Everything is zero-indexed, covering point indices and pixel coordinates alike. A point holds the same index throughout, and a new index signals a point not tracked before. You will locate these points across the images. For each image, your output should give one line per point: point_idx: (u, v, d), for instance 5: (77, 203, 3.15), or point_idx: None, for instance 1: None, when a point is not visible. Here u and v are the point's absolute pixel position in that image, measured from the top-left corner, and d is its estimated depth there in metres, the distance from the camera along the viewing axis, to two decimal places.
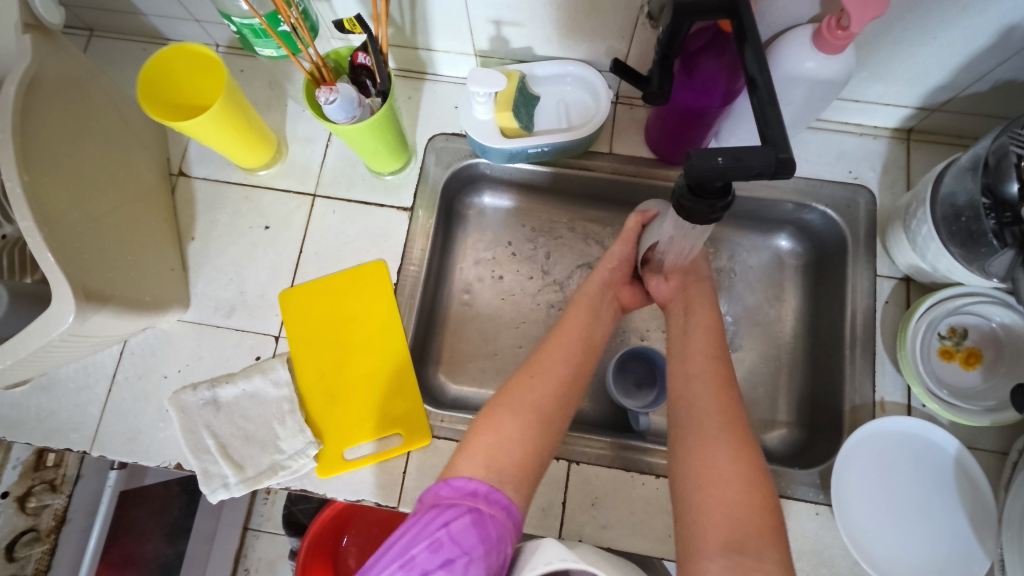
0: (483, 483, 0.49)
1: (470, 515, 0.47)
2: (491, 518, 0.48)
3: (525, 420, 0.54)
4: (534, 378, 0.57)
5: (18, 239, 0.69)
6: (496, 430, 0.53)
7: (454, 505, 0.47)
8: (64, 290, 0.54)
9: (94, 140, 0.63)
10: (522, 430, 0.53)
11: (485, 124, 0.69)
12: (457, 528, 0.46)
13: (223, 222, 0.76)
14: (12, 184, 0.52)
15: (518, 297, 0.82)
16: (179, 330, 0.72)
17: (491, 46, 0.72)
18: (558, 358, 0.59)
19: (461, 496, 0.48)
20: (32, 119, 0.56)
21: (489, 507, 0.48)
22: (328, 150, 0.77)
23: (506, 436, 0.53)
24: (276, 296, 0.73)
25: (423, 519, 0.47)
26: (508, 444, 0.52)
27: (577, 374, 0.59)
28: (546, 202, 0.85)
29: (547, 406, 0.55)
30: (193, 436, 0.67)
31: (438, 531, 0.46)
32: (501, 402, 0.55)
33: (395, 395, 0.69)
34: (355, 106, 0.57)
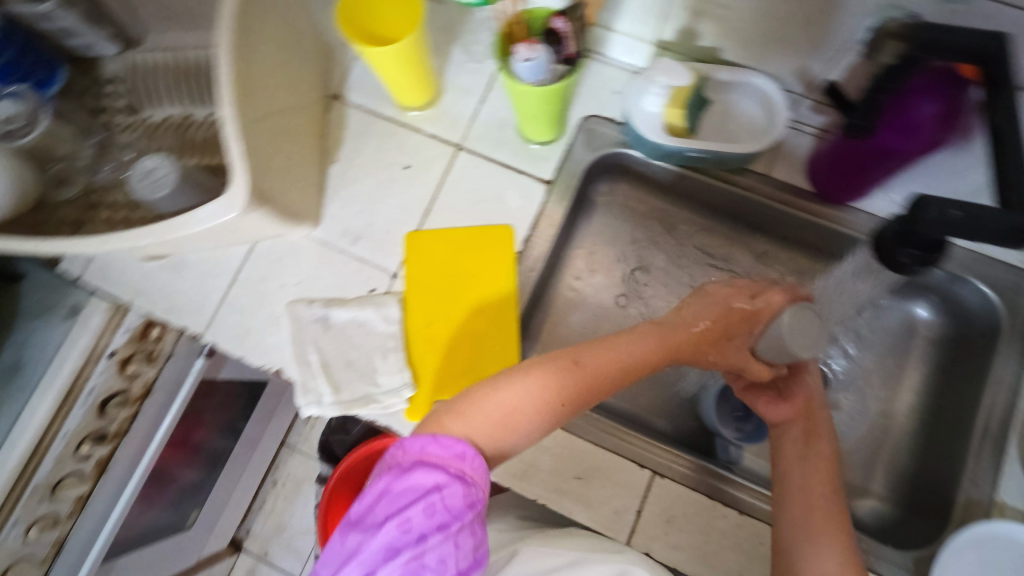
0: (461, 441, 0.46)
1: (455, 480, 0.45)
2: (473, 484, 0.45)
3: (531, 404, 0.50)
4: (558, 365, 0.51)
5: (181, 123, 0.75)
6: (494, 406, 0.49)
7: (444, 469, 0.44)
8: (238, 185, 0.56)
9: (278, 46, 0.65)
10: (514, 411, 0.49)
11: (652, 117, 0.68)
12: (449, 491, 0.44)
13: (368, 152, 0.77)
14: (222, 70, 0.54)
15: (628, 295, 0.81)
16: (305, 245, 0.74)
17: (675, 39, 0.70)
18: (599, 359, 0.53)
19: (448, 457, 0.45)
20: (245, 11, 0.58)
21: (472, 472, 0.46)
22: (482, 105, 0.77)
23: (498, 413, 0.49)
24: (402, 236, 0.74)
25: (410, 475, 0.44)
26: (501, 421, 0.49)
27: (615, 380, 0.53)
28: (677, 208, 0.82)
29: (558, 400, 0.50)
30: (300, 348, 0.69)
31: (432, 492, 0.43)
32: (511, 380, 0.51)
33: (493, 362, 0.69)
34: (546, 70, 0.56)
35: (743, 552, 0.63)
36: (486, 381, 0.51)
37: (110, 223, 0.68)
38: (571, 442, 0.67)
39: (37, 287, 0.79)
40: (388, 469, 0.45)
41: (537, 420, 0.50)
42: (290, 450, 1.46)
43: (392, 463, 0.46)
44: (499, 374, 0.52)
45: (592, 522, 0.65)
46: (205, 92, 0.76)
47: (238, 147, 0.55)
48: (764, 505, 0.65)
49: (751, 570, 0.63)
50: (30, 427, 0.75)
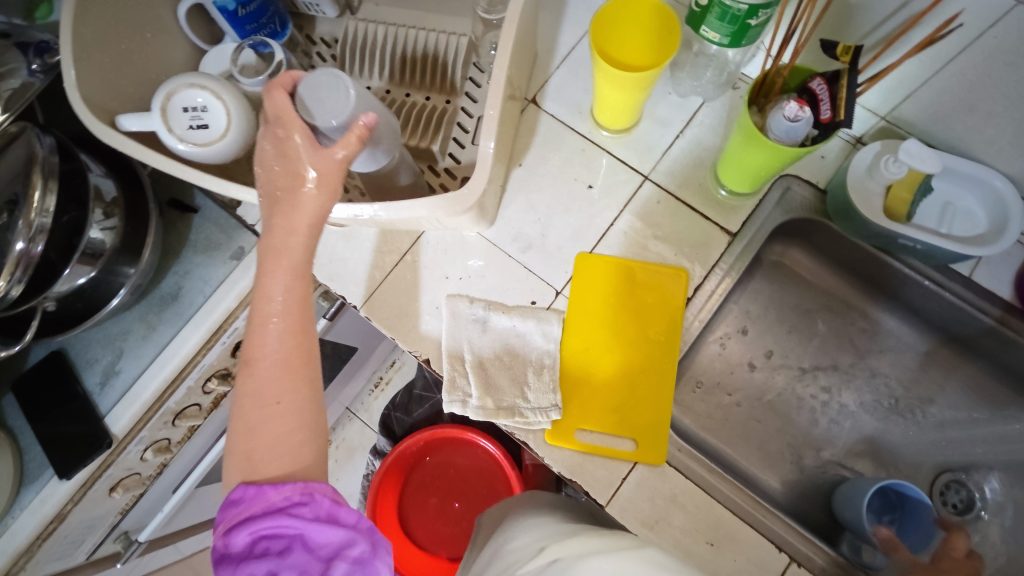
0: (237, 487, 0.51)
1: (267, 511, 0.49)
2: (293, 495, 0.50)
3: (275, 394, 0.52)
4: (265, 352, 0.53)
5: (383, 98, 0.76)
6: (256, 407, 0.52)
7: (244, 515, 0.50)
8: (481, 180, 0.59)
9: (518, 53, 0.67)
10: (278, 400, 0.52)
11: (874, 194, 0.64)
12: (268, 531, 0.49)
13: (553, 163, 0.76)
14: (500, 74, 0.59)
15: (776, 363, 0.78)
16: (475, 241, 0.74)
17: (913, 117, 0.66)
18: (269, 343, 0.53)
19: (238, 507, 0.50)
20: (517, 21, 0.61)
21: (286, 494, 0.50)
22: (678, 140, 0.75)
23: (269, 411, 0.52)
24: (573, 254, 0.73)
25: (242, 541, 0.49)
26: (279, 415, 0.52)
27: (294, 345, 0.53)
28: (844, 286, 0.79)
29: (291, 371, 0.53)
30: (455, 344, 0.69)
31: (257, 540, 0.49)
32: (252, 373, 0.53)
33: (645, 404, 0.67)
34: (801, 134, 0.55)
35: None
36: (236, 400, 0.54)
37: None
38: (709, 505, 0.65)
39: (204, 222, 0.81)
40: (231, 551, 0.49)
41: (286, 402, 0.53)
42: (350, 415, 1.47)
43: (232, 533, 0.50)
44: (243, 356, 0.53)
45: None
46: (412, 71, 0.76)
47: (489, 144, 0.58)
48: None
49: None
50: (181, 353, 0.77)
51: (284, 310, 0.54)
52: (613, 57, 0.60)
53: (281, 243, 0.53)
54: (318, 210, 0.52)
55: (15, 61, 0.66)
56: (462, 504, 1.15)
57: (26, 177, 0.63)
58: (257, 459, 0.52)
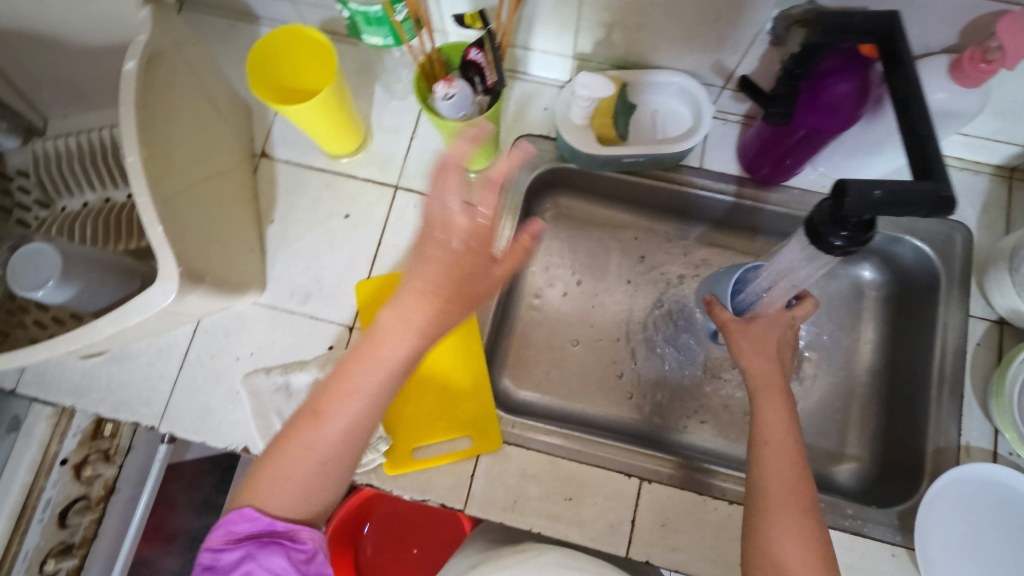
0: (290, 525, 0.47)
1: (269, 542, 0.46)
2: (289, 535, 0.47)
3: (333, 453, 0.48)
4: (342, 413, 0.48)
5: (104, 208, 0.72)
6: (300, 462, 0.47)
7: (250, 541, 0.46)
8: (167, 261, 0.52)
9: (196, 127, 0.63)
10: (323, 463, 0.48)
11: (582, 130, 0.68)
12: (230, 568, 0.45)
13: (303, 207, 0.75)
14: (131, 157, 0.51)
15: (589, 305, 0.81)
16: (253, 312, 0.71)
17: (592, 50, 0.70)
18: (349, 403, 0.48)
19: (262, 528, 0.47)
20: (154, 93, 0.56)
21: (279, 531, 0.47)
22: (412, 142, 0.76)
23: (315, 468, 0.48)
24: (352, 286, 0.72)
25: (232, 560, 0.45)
26: (322, 475, 0.48)
27: (375, 405, 0.48)
28: (621, 212, 0.83)
29: (352, 445, 0.49)
30: (265, 421, 0.66)
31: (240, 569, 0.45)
32: (312, 429, 0.48)
33: (467, 398, 0.69)
34: (468, 104, 0.56)
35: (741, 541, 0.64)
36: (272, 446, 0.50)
37: (43, 325, 0.66)
38: (556, 464, 0.67)
39: None
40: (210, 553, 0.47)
41: (344, 463, 0.49)
42: None
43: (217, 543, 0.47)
44: (315, 403, 0.48)
45: (590, 541, 0.65)
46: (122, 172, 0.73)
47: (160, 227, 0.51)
48: None
49: None
50: None
51: (382, 374, 0.48)
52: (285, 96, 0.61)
53: (408, 317, 0.47)
54: (463, 275, 0.47)
55: None
56: (420, 548, 0.99)
57: None
58: (255, 493, 0.48)
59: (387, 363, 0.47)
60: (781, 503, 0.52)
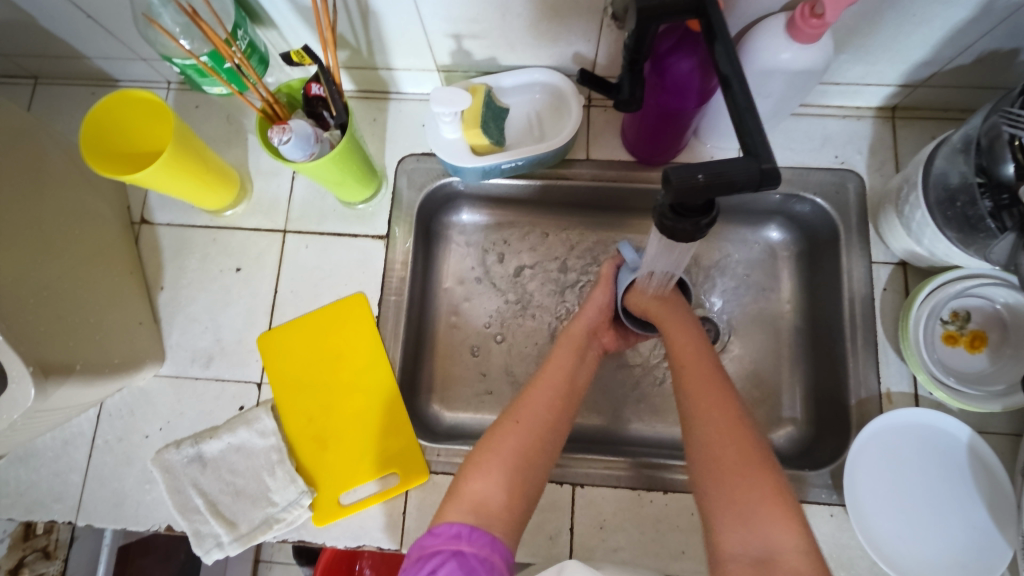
0: (467, 524, 0.49)
1: (455, 554, 0.47)
2: (475, 556, 0.47)
3: (537, 435, 0.55)
4: (539, 402, 0.58)
5: None
6: (501, 445, 0.54)
7: (437, 553, 0.47)
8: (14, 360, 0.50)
9: (53, 206, 0.62)
10: (525, 447, 0.55)
11: (454, 143, 0.66)
12: None
13: (193, 267, 0.73)
14: None
15: (508, 314, 0.79)
16: (156, 385, 0.69)
17: (453, 60, 0.69)
18: (542, 396, 0.58)
19: (444, 542, 0.48)
20: None
21: (473, 547, 0.48)
22: (294, 182, 0.74)
23: (517, 449, 0.54)
24: (254, 340, 0.70)
25: (425, 569, 0.46)
26: (524, 457, 0.54)
27: (565, 404, 0.59)
28: (526, 213, 0.81)
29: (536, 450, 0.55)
30: (181, 496, 0.64)
31: None
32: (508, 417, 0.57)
33: (389, 433, 0.67)
34: (311, 143, 0.55)
35: (682, 529, 0.63)
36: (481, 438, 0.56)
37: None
38: None
39: None
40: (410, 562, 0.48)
41: (542, 451, 0.55)
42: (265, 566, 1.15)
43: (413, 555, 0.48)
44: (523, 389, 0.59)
45: (531, 556, 0.63)
46: None
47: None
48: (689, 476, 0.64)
49: (694, 543, 0.62)
50: None
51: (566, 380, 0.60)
52: (132, 167, 0.60)
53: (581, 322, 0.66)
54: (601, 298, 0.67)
55: None
56: None
57: None
58: (482, 469, 0.53)
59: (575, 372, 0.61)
60: (737, 494, 0.47)
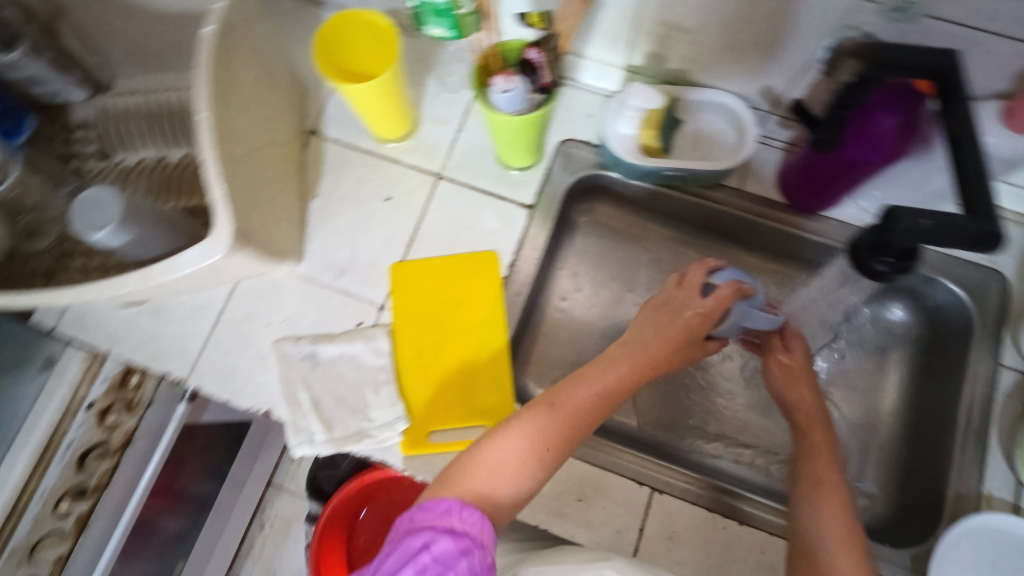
0: (460, 503, 0.44)
1: (448, 531, 0.42)
2: (468, 536, 0.43)
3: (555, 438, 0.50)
4: (575, 404, 0.52)
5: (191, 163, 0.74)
6: (511, 447, 0.49)
7: (429, 527, 0.42)
8: (223, 220, 0.56)
9: (264, 93, 0.67)
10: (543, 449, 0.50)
11: (627, 139, 0.69)
12: (413, 551, 0.41)
13: (348, 185, 0.77)
14: (201, 116, 0.55)
15: (615, 313, 0.81)
16: (288, 281, 0.73)
17: (645, 62, 0.72)
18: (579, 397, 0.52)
19: (436, 516, 0.43)
20: (229, 55, 0.59)
21: (463, 525, 0.43)
22: (459, 134, 0.78)
23: (517, 458, 0.49)
24: (387, 267, 0.74)
25: (414, 542, 0.42)
26: (528, 462, 0.49)
27: (594, 417, 0.53)
28: (657, 223, 0.84)
29: (537, 460, 0.49)
30: (289, 387, 0.68)
31: (413, 561, 0.40)
32: (513, 424, 0.50)
33: (488, 388, 0.69)
34: (524, 99, 0.58)
35: (748, 563, 0.63)
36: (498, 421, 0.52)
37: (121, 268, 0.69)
38: (569, 465, 0.67)
39: None
40: (390, 537, 0.44)
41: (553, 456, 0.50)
42: None
43: (396, 529, 0.44)
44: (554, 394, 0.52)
45: (595, 545, 0.65)
46: (179, 132, 0.75)
47: (221, 187, 0.55)
48: (769, 515, 0.65)
49: None
50: (10, 485, 0.73)
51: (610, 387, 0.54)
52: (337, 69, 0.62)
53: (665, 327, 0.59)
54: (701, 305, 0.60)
55: None
56: None
57: None
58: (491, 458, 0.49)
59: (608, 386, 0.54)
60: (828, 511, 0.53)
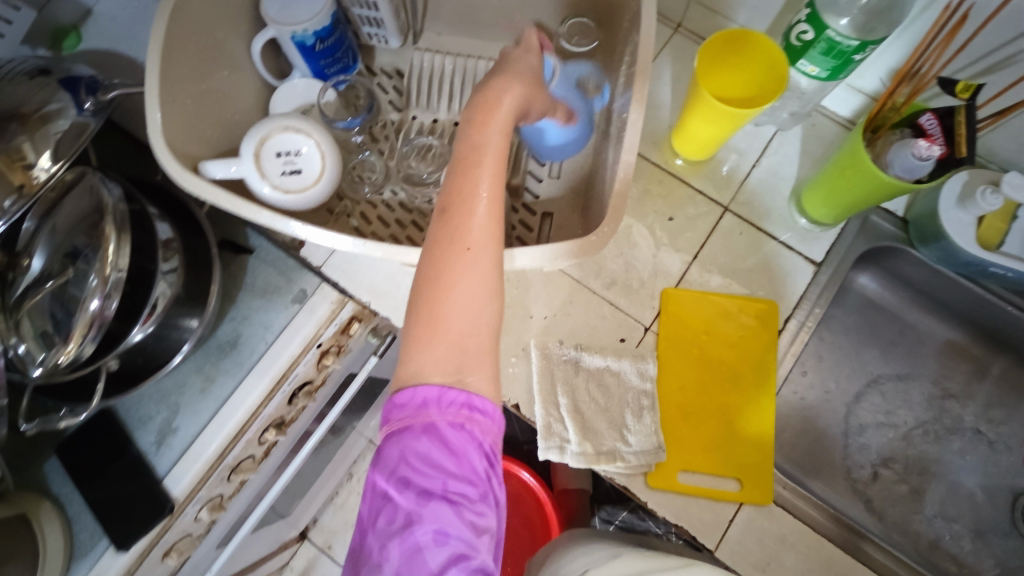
0: (433, 388, 0.42)
1: (426, 429, 0.41)
2: (447, 427, 0.41)
3: (467, 314, 0.43)
4: (447, 239, 0.44)
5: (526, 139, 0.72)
6: (435, 302, 0.43)
7: (408, 427, 0.42)
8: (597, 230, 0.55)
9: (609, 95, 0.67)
10: (450, 330, 0.43)
11: (967, 226, 0.65)
12: (408, 461, 0.41)
13: (632, 195, 0.74)
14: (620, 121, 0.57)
15: (849, 386, 0.80)
16: (558, 278, 0.71)
17: (997, 149, 0.67)
18: (454, 225, 0.44)
19: (412, 413, 0.42)
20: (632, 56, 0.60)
21: (442, 415, 0.42)
22: (755, 168, 0.75)
23: (439, 323, 0.43)
24: (659, 289, 0.71)
25: (393, 442, 0.42)
26: (456, 338, 0.43)
27: (480, 258, 0.43)
28: (916, 306, 0.80)
29: (466, 304, 0.43)
30: (549, 388, 0.67)
31: (401, 466, 0.41)
32: (452, 217, 0.44)
33: (745, 443, 0.66)
34: (916, 171, 0.54)
35: None
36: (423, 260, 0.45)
37: (402, 224, 0.66)
38: (820, 544, 0.64)
39: (262, 265, 0.76)
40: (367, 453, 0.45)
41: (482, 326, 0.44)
42: None
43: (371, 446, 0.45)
44: (434, 235, 0.44)
45: None
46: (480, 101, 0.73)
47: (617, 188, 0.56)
48: None
49: None
50: (244, 407, 0.71)
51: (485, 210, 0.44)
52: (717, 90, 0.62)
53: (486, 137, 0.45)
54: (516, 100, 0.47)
55: (66, 99, 0.62)
56: None
57: (96, 228, 0.59)
58: (433, 334, 0.43)
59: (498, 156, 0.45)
60: None
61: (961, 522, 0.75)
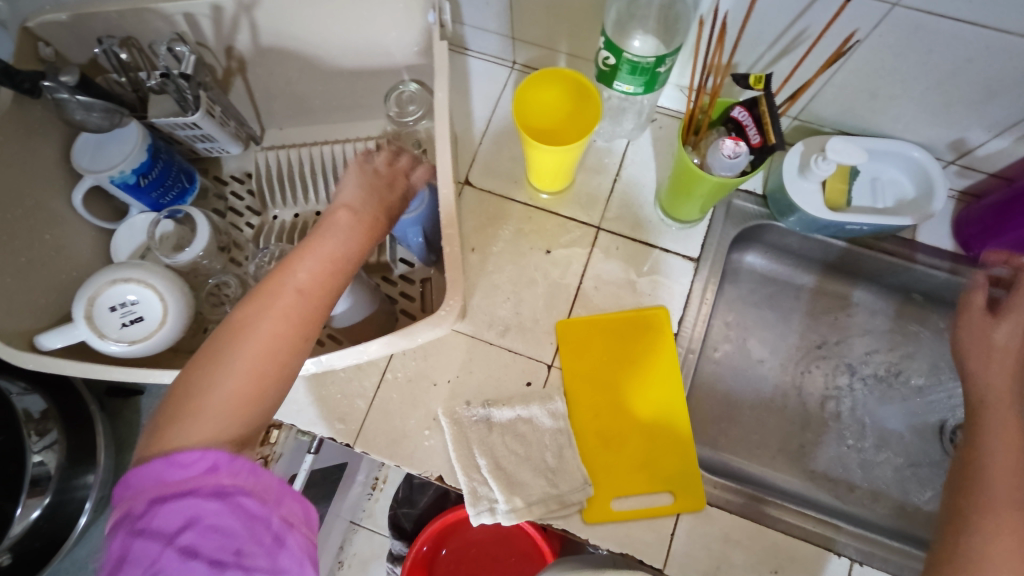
0: (225, 449, 0.40)
1: (216, 494, 0.39)
2: (238, 490, 0.40)
3: (259, 382, 0.43)
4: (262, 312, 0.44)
5: None
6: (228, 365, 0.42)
7: (194, 491, 0.39)
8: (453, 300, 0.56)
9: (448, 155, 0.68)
10: (236, 393, 0.42)
11: (814, 194, 0.68)
12: (191, 530, 0.38)
13: (505, 238, 0.75)
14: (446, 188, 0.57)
15: (765, 361, 0.81)
16: (453, 338, 0.71)
17: (821, 114, 0.70)
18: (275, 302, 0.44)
19: (196, 475, 0.39)
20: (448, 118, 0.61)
21: (233, 480, 0.40)
22: (617, 182, 0.77)
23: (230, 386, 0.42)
24: (553, 323, 0.72)
25: (167, 510, 0.38)
26: (240, 403, 0.42)
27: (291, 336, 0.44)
28: (804, 269, 0.83)
29: (260, 374, 0.43)
30: (466, 453, 0.66)
31: (183, 536, 0.38)
32: (270, 294, 0.44)
33: (670, 455, 0.67)
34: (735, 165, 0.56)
35: None
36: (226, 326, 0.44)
37: None
38: (761, 532, 0.64)
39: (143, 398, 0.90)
40: (126, 517, 0.39)
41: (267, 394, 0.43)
42: (352, 526, 1.15)
43: (130, 508, 0.39)
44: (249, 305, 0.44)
45: None
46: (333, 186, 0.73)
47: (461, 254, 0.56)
48: None
49: None
50: None
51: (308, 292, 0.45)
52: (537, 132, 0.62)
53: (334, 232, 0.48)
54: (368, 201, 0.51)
55: None
56: None
57: None
58: (219, 398, 0.41)
59: (340, 251, 0.48)
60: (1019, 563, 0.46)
61: (897, 464, 0.77)
